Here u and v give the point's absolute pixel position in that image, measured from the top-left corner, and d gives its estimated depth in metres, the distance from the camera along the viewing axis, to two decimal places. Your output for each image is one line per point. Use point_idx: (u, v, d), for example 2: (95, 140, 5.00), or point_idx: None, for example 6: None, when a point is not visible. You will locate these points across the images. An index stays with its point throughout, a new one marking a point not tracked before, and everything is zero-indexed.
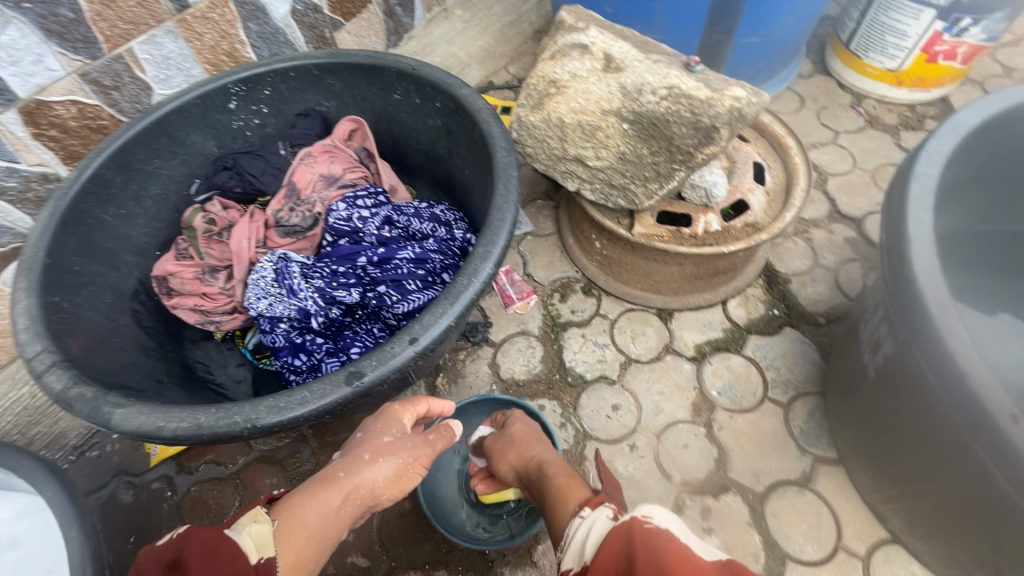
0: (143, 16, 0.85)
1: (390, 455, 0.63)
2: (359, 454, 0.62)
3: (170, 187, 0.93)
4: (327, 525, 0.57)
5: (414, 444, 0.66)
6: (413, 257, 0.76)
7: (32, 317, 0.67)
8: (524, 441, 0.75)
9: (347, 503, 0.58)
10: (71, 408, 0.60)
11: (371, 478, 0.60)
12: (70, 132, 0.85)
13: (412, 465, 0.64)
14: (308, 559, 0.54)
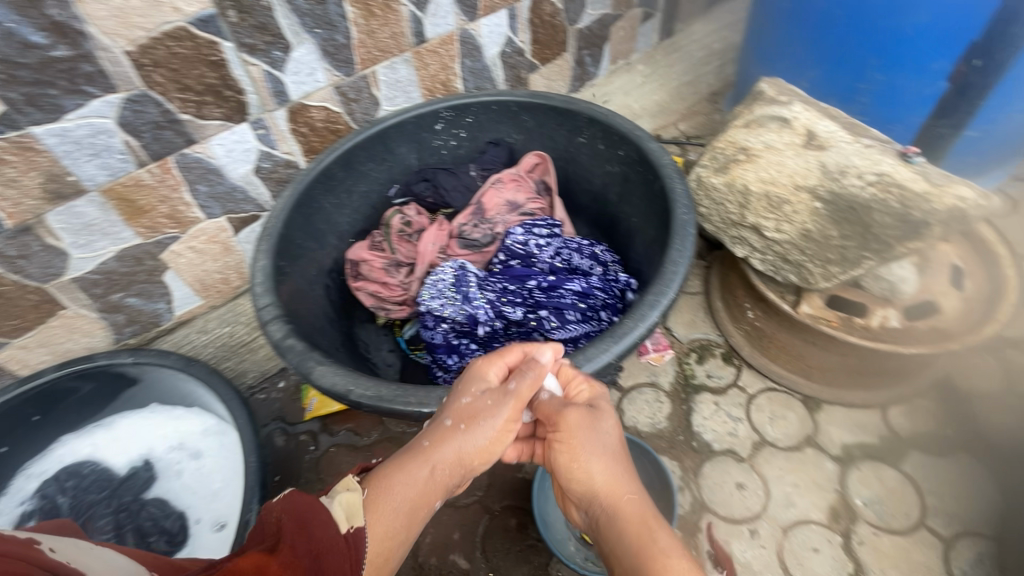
0: (390, 46, 1.02)
1: (475, 419, 0.56)
2: (445, 420, 0.57)
3: (375, 188, 1.08)
4: (419, 497, 0.53)
5: (499, 399, 0.58)
6: (578, 290, 0.81)
7: (268, 275, 0.81)
8: (623, 465, 0.55)
9: (435, 475, 0.54)
10: (285, 355, 0.72)
11: (454, 450, 0.54)
12: (315, 131, 1.03)
13: (502, 426, 0.57)
14: (400, 531, 0.50)
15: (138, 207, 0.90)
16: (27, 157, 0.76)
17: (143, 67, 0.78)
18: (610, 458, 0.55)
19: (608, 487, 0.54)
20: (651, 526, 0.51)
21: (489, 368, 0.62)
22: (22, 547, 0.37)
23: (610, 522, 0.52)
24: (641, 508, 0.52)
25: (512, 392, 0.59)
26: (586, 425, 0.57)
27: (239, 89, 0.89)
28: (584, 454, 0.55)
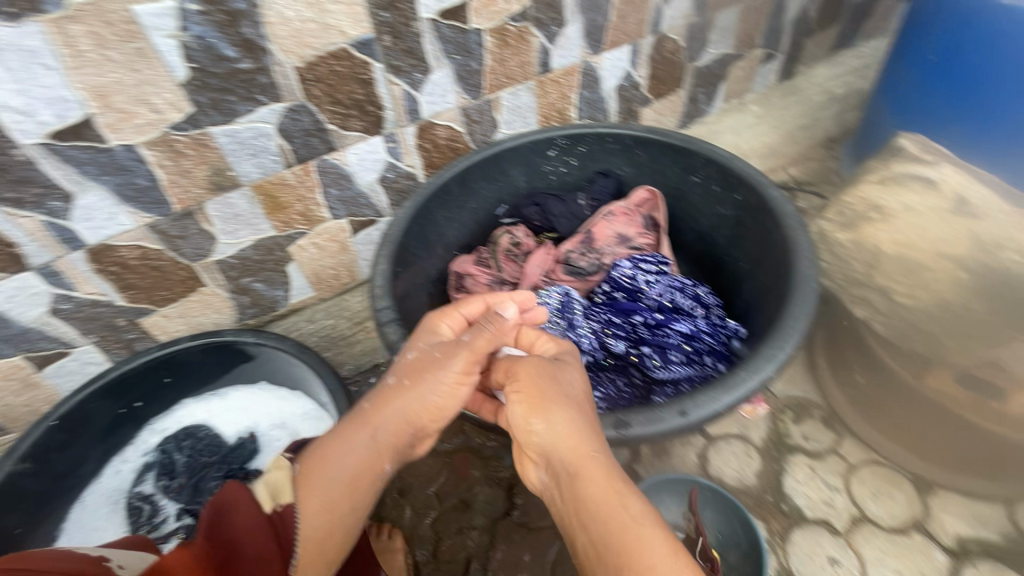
0: (517, 74, 1.07)
1: (421, 384, 0.68)
2: (390, 380, 0.70)
3: (484, 205, 1.12)
4: (363, 459, 0.66)
5: (450, 358, 0.69)
6: (684, 332, 0.81)
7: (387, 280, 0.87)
8: (579, 419, 0.61)
9: (375, 432, 0.67)
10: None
11: (393, 408, 0.67)
12: (437, 148, 1.10)
13: (456, 380, 0.69)
14: (342, 489, 0.64)
15: (278, 203, 0.99)
16: (201, 152, 0.86)
17: (306, 81, 0.87)
18: (569, 416, 0.61)
19: (564, 444, 0.59)
20: (618, 488, 0.56)
21: (441, 330, 0.74)
22: (89, 565, 0.52)
23: (569, 479, 0.58)
24: (600, 464, 0.58)
25: (452, 350, 0.70)
26: (547, 382, 0.63)
27: (380, 105, 0.96)
28: (539, 412, 0.61)
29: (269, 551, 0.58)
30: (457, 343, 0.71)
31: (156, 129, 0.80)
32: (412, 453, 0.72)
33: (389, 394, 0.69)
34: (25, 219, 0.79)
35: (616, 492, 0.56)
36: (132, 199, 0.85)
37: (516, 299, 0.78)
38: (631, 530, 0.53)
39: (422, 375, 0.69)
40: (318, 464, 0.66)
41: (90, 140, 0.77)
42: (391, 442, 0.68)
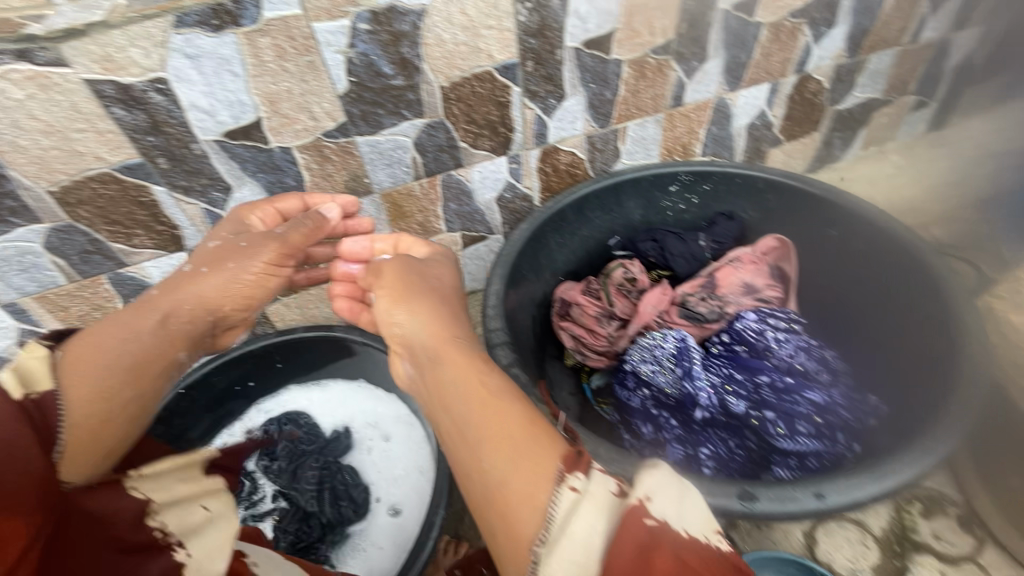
0: (648, 105, 1.05)
1: (219, 266, 0.72)
2: (212, 264, 0.72)
3: (596, 234, 1.10)
4: (136, 334, 0.63)
5: (265, 240, 0.74)
6: (814, 402, 0.77)
7: (501, 301, 0.87)
8: (416, 288, 0.71)
9: (191, 308, 0.69)
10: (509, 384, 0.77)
11: (212, 286, 0.70)
12: (557, 172, 1.09)
13: (263, 268, 0.73)
14: (117, 367, 0.60)
15: (402, 211, 1.03)
16: (344, 158, 0.91)
17: (448, 99, 0.89)
18: (416, 297, 0.69)
19: (431, 331, 0.65)
20: (475, 367, 0.60)
21: (251, 215, 0.79)
22: None
23: (436, 368, 0.62)
24: (445, 338, 0.64)
25: (260, 239, 0.74)
26: (410, 274, 0.72)
27: (511, 127, 0.98)
28: (398, 301, 0.69)
29: (18, 435, 0.47)
30: (268, 235, 0.75)
31: (311, 135, 0.86)
32: (208, 342, 0.75)
33: (182, 279, 0.70)
34: (189, 206, 0.87)
35: (477, 372, 0.59)
36: (279, 196, 0.91)
37: (338, 201, 0.84)
38: (493, 403, 0.55)
39: (226, 262, 0.72)
40: (99, 351, 0.59)
41: (255, 141, 0.83)
42: (184, 327, 0.68)
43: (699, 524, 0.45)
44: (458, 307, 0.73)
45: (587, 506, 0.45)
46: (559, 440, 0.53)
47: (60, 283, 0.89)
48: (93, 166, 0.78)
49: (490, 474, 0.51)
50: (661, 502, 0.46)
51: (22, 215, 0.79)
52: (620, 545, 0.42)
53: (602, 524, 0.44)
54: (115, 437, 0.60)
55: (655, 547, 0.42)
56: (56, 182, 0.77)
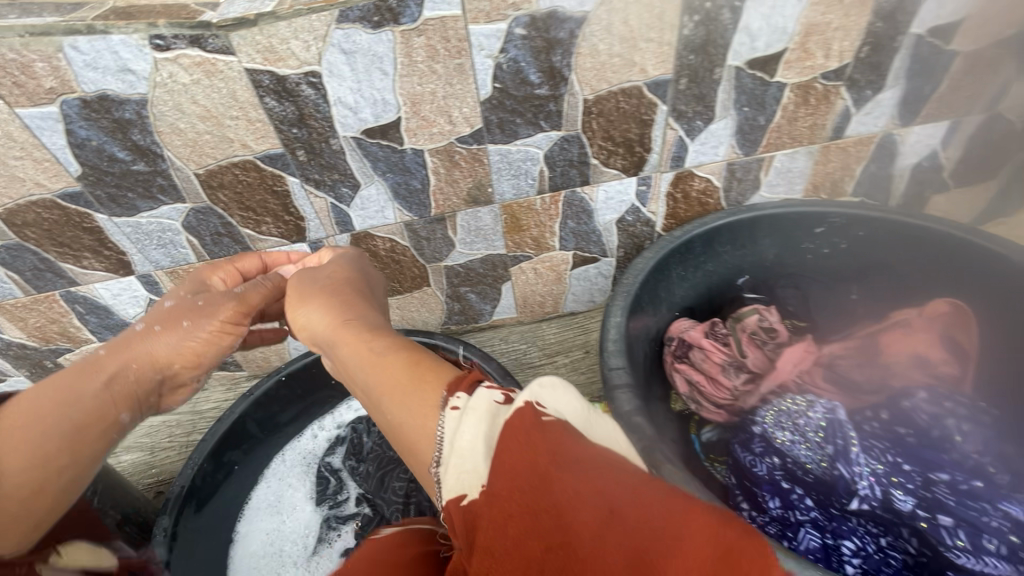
0: (803, 136, 0.94)
1: (170, 329, 0.67)
2: (167, 317, 0.68)
3: (722, 272, 1.00)
4: (80, 400, 0.60)
5: (217, 301, 0.71)
6: (1011, 518, 0.65)
7: (621, 335, 0.80)
8: (328, 285, 0.70)
9: (146, 363, 0.66)
10: (629, 433, 0.69)
11: (168, 340, 0.67)
12: (687, 199, 1.00)
13: (216, 329, 0.69)
14: (63, 419, 0.59)
15: (519, 225, 0.98)
16: (472, 166, 0.87)
17: (589, 113, 0.84)
18: (327, 295, 0.69)
19: (329, 324, 0.65)
20: (361, 337, 0.62)
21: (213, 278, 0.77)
22: None
23: (338, 350, 0.63)
24: (343, 326, 0.64)
25: (218, 297, 0.71)
26: (305, 282, 0.72)
27: (648, 147, 0.90)
28: (298, 301, 0.70)
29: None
30: (223, 295, 0.72)
31: (445, 139, 0.83)
32: (158, 401, 0.70)
33: (133, 338, 0.67)
34: (317, 199, 0.87)
35: (360, 338, 0.62)
36: (402, 197, 0.90)
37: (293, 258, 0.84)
38: (382, 367, 0.57)
39: (181, 320, 0.68)
40: (36, 413, 0.57)
41: (390, 141, 0.82)
42: (133, 387, 0.65)
43: (574, 407, 0.47)
44: (369, 289, 0.73)
45: (470, 420, 0.47)
46: (447, 370, 0.55)
47: (189, 261, 0.93)
48: (238, 153, 0.79)
49: (394, 420, 0.54)
50: (548, 395, 0.47)
51: (169, 194, 0.82)
52: (507, 439, 0.43)
53: (486, 428, 0.46)
54: (38, 513, 0.57)
55: (542, 426, 0.43)
56: (202, 166, 0.80)
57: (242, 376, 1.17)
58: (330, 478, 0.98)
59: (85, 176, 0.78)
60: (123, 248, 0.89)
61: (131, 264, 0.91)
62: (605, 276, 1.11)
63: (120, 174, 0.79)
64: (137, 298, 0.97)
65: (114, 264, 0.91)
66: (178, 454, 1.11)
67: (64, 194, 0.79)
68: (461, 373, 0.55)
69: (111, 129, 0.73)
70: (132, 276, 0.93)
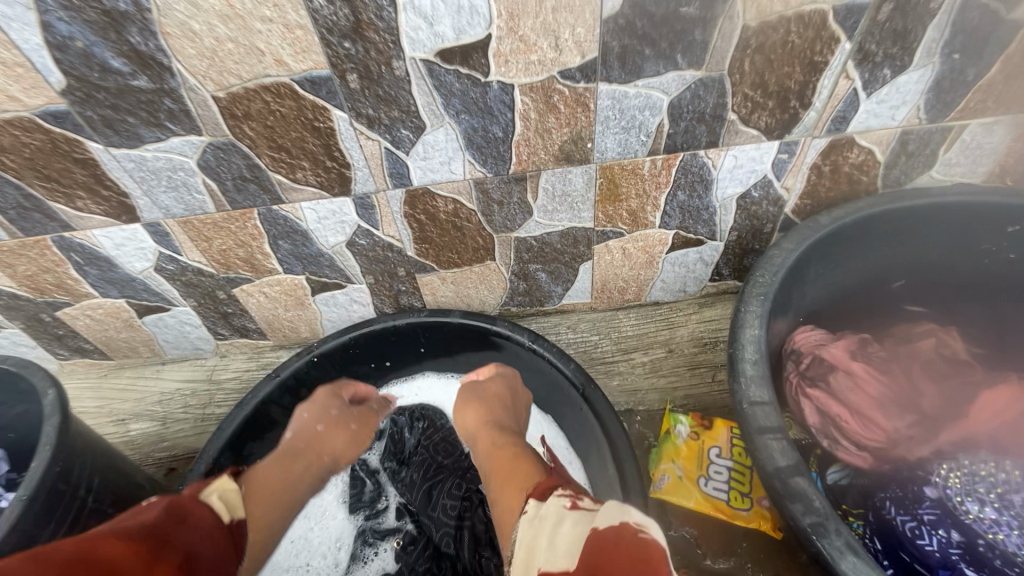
0: (1017, 101, 0.69)
1: (334, 426, 0.74)
2: (328, 416, 0.75)
3: (869, 273, 0.78)
4: (288, 482, 0.65)
5: (357, 413, 0.79)
6: None
7: (762, 354, 0.59)
8: (483, 394, 0.73)
9: (324, 457, 0.72)
10: (787, 502, 0.50)
11: (342, 437, 0.74)
12: (836, 175, 0.77)
13: (355, 439, 0.76)
14: (273, 497, 0.62)
15: (616, 193, 0.77)
16: (573, 111, 0.66)
17: (744, 47, 0.61)
18: (487, 409, 0.70)
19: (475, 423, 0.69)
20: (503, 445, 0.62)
21: (343, 390, 0.81)
22: None
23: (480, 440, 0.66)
24: (489, 433, 0.66)
25: (354, 411, 0.78)
26: (473, 393, 0.74)
27: (808, 101, 0.67)
28: (472, 414, 0.70)
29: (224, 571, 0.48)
30: (360, 414, 0.79)
31: (544, 71, 0.61)
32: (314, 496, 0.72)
33: (318, 433, 0.73)
34: (369, 142, 0.67)
35: (501, 448, 0.61)
36: (477, 146, 0.69)
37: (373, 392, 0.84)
38: (505, 469, 0.56)
39: (351, 423, 0.76)
40: (268, 490, 0.62)
41: (471, 69, 0.61)
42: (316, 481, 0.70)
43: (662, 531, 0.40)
44: (517, 407, 0.74)
45: (565, 524, 0.41)
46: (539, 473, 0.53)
47: (206, 210, 0.75)
48: (271, 72, 0.59)
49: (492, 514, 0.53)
50: (649, 517, 0.39)
51: (180, 122, 0.63)
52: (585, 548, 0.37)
53: (577, 529, 0.39)
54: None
55: (616, 547, 0.36)
56: (224, 87, 0.60)
57: (265, 345, 1.01)
58: (365, 480, 0.84)
59: (71, 91, 0.59)
60: (125, 188, 0.71)
61: (136, 208, 0.74)
62: (706, 263, 0.90)
63: (116, 90, 0.60)
64: (144, 250, 0.80)
65: (114, 207, 0.73)
66: (194, 428, 0.98)
67: (46, 113, 0.61)
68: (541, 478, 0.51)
69: (102, 25, 0.54)
70: (136, 224, 0.76)
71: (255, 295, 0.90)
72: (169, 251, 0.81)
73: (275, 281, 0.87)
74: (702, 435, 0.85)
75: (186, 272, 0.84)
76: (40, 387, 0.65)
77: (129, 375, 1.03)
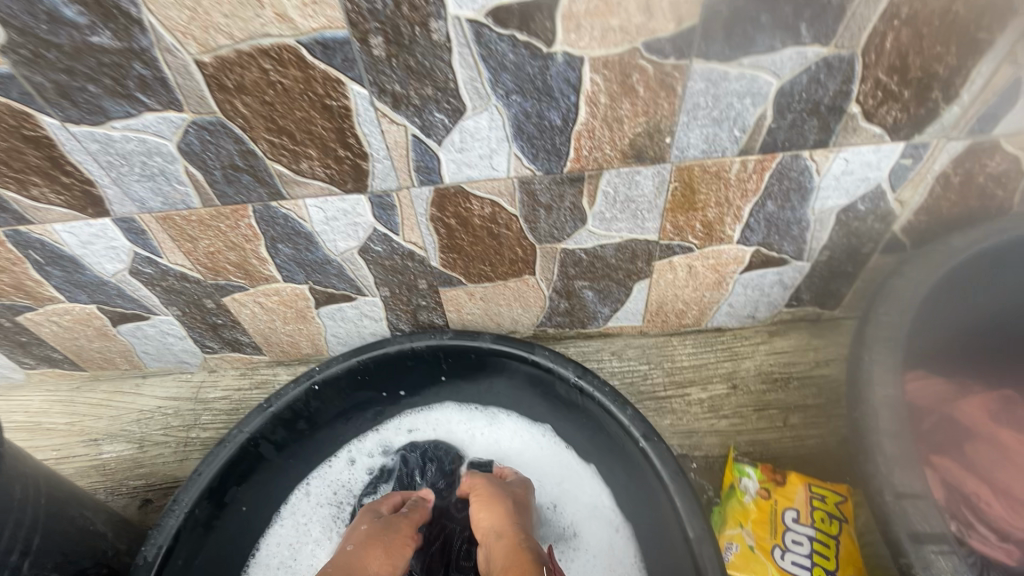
0: None
1: (369, 542, 0.61)
2: (359, 532, 0.63)
3: (1004, 312, 0.63)
4: None
5: (397, 520, 0.64)
6: None
7: (903, 425, 0.48)
8: (510, 495, 0.65)
9: None
10: None
11: (377, 555, 0.60)
12: (966, 187, 0.62)
13: (396, 550, 0.62)
14: None
15: (692, 200, 0.62)
16: (655, 96, 0.51)
17: (890, 17, 0.46)
18: (508, 503, 0.63)
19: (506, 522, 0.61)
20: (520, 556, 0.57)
21: (387, 500, 0.68)
22: None
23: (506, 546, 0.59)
24: (509, 528, 0.61)
25: (393, 520, 0.64)
26: (495, 489, 0.66)
27: (954, 93, 0.53)
28: (489, 513, 0.63)
29: None
30: (399, 520, 0.64)
31: (626, 42, 0.47)
32: None
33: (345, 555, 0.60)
34: (393, 128, 0.54)
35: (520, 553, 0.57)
36: (528, 137, 0.55)
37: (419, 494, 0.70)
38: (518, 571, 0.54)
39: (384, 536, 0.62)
40: None
41: (531, 36, 0.47)
42: None
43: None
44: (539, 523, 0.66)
45: None
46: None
47: (190, 206, 0.61)
48: (271, 30, 0.46)
49: None
50: None
51: (155, 94, 0.50)
52: None
53: None
54: None
55: None
56: (210, 49, 0.47)
57: (260, 360, 0.88)
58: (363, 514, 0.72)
59: (14, 47, 0.46)
60: (89, 174, 0.57)
61: (104, 200, 0.60)
62: (785, 286, 0.75)
63: (72, 48, 0.46)
64: (116, 250, 0.67)
65: (77, 198, 0.60)
66: (175, 455, 0.84)
67: None
68: None
69: None
70: (106, 218, 0.62)
71: (249, 306, 0.76)
72: (147, 252, 0.67)
73: (273, 290, 0.74)
74: (774, 493, 0.70)
75: (168, 276, 0.71)
76: None
77: (105, 389, 0.90)
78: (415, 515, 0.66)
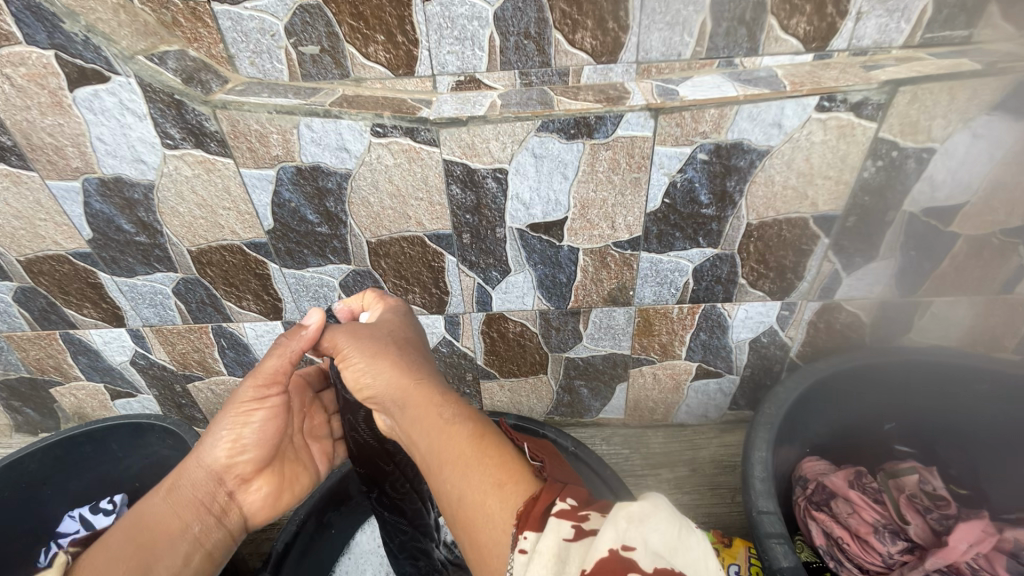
0: (968, 286, 0.89)
1: (217, 436, 0.71)
2: (205, 440, 0.72)
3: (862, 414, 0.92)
4: (157, 526, 0.66)
5: (249, 402, 0.71)
6: None
7: (769, 472, 0.76)
8: (389, 347, 0.66)
9: (208, 480, 0.71)
10: None
11: (217, 451, 0.71)
12: (829, 330, 0.95)
13: (247, 434, 0.72)
14: (133, 548, 0.62)
15: (651, 329, 0.97)
16: (621, 268, 0.89)
17: (749, 236, 0.84)
18: (392, 359, 0.65)
19: (397, 385, 0.63)
20: (424, 410, 0.59)
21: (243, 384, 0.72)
22: None
23: (407, 415, 0.61)
24: (397, 377, 0.63)
25: (249, 399, 0.71)
26: (358, 343, 0.67)
27: (801, 275, 0.88)
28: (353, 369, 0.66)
29: None
30: (239, 406, 0.71)
31: (603, 241, 0.86)
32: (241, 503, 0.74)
33: (187, 468, 0.71)
34: (467, 278, 0.91)
35: (425, 404, 0.60)
36: (546, 287, 0.92)
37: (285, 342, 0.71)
38: (438, 431, 0.56)
39: (238, 426, 0.71)
40: (134, 546, 0.62)
41: (551, 237, 0.85)
42: (207, 498, 0.70)
43: (665, 538, 0.41)
44: (422, 347, 0.69)
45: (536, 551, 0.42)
46: (507, 457, 0.53)
47: None
48: (412, 229, 0.85)
49: (445, 492, 0.54)
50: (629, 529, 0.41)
51: (339, 254, 0.89)
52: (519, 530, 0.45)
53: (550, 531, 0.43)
54: None
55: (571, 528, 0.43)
56: (376, 235, 0.86)
57: None
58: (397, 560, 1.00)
59: (275, 230, 0.86)
60: (281, 295, 0.95)
61: (283, 310, 0.97)
62: (725, 392, 1.06)
63: (304, 233, 0.86)
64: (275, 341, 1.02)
65: (268, 308, 0.97)
66: None
67: (251, 243, 0.88)
68: (485, 443, 0.54)
69: (312, 195, 0.82)
70: (278, 321, 0.99)
71: None
72: None
73: None
74: (722, 551, 0.93)
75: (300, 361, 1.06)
76: (192, 444, 0.84)
77: None
78: (265, 391, 0.72)
